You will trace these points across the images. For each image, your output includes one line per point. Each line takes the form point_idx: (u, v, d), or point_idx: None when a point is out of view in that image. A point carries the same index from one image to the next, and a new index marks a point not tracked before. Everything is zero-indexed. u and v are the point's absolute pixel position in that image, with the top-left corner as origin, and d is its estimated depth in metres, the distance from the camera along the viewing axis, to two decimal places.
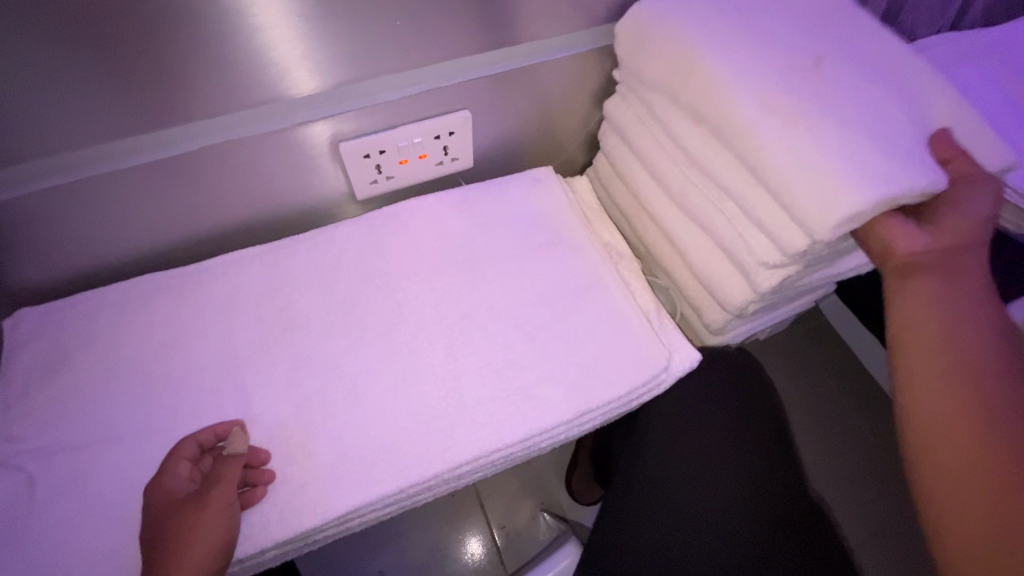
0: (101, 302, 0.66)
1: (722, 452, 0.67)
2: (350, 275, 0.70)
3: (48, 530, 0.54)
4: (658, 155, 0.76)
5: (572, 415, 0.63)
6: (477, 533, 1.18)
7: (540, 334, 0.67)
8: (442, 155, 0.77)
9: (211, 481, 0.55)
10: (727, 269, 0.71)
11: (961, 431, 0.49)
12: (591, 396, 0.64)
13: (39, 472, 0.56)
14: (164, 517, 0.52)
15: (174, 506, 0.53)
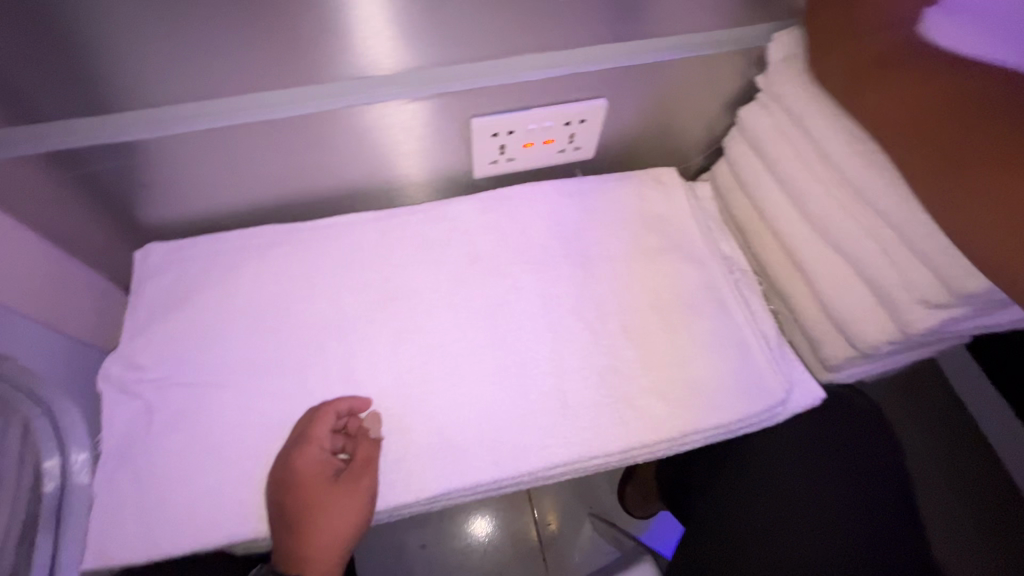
0: (224, 247, 0.68)
1: (837, 519, 0.63)
2: (460, 254, 0.69)
3: (159, 462, 0.56)
4: (804, 173, 0.69)
5: (678, 434, 0.59)
6: (521, 526, 1.17)
7: (652, 344, 0.64)
8: (566, 142, 0.74)
9: (357, 464, 0.56)
10: (865, 302, 0.66)
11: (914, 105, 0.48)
12: (701, 420, 0.60)
13: (155, 404, 0.58)
14: (315, 492, 0.55)
15: (323, 484, 0.55)
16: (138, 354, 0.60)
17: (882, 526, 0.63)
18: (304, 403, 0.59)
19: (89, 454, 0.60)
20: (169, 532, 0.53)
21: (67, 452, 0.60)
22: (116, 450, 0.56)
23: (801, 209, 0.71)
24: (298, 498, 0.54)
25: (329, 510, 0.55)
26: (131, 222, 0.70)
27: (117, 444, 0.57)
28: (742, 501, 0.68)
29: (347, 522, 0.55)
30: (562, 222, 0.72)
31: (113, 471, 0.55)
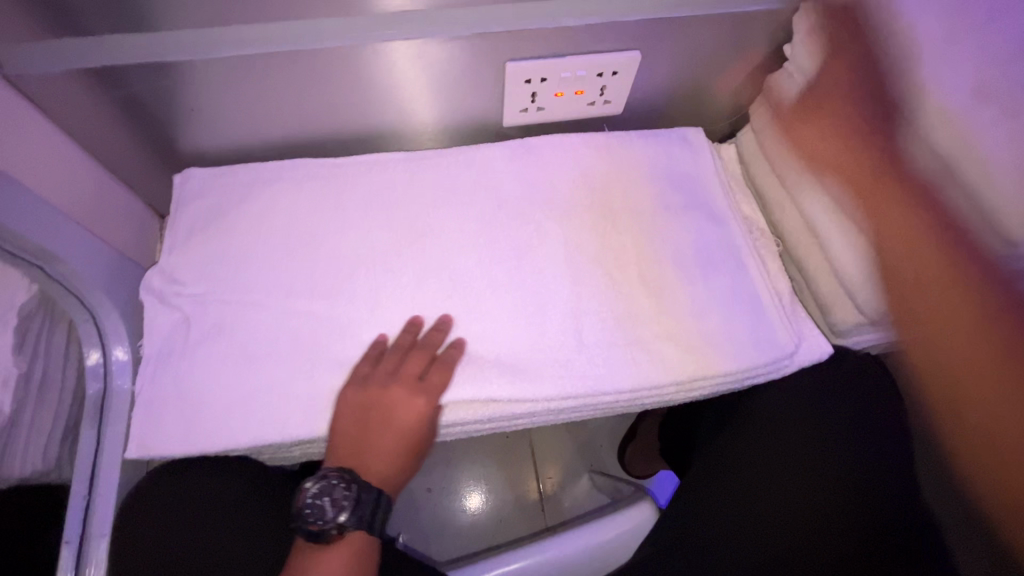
0: (258, 176, 0.70)
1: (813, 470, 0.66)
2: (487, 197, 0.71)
3: (196, 368, 0.59)
4: (825, 140, 0.70)
5: (687, 378, 0.62)
6: (521, 480, 1.16)
7: (667, 293, 0.66)
8: (596, 95, 0.76)
9: (402, 376, 0.59)
10: (872, 268, 0.66)
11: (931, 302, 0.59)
12: (708, 367, 0.62)
13: (193, 316, 0.61)
14: (417, 416, 0.59)
15: (377, 399, 0.58)
16: (178, 270, 0.63)
17: (855, 480, 0.65)
18: (331, 325, 0.62)
19: (130, 351, 0.63)
20: (204, 432, 0.57)
21: (110, 347, 0.63)
22: (158, 354, 0.60)
23: (818, 175, 0.71)
24: (364, 416, 0.58)
25: (401, 418, 0.59)
26: (170, 148, 0.72)
27: (158, 349, 0.60)
28: (735, 451, 0.71)
29: (411, 421, 0.59)
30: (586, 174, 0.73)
31: (154, 374, 0.59)
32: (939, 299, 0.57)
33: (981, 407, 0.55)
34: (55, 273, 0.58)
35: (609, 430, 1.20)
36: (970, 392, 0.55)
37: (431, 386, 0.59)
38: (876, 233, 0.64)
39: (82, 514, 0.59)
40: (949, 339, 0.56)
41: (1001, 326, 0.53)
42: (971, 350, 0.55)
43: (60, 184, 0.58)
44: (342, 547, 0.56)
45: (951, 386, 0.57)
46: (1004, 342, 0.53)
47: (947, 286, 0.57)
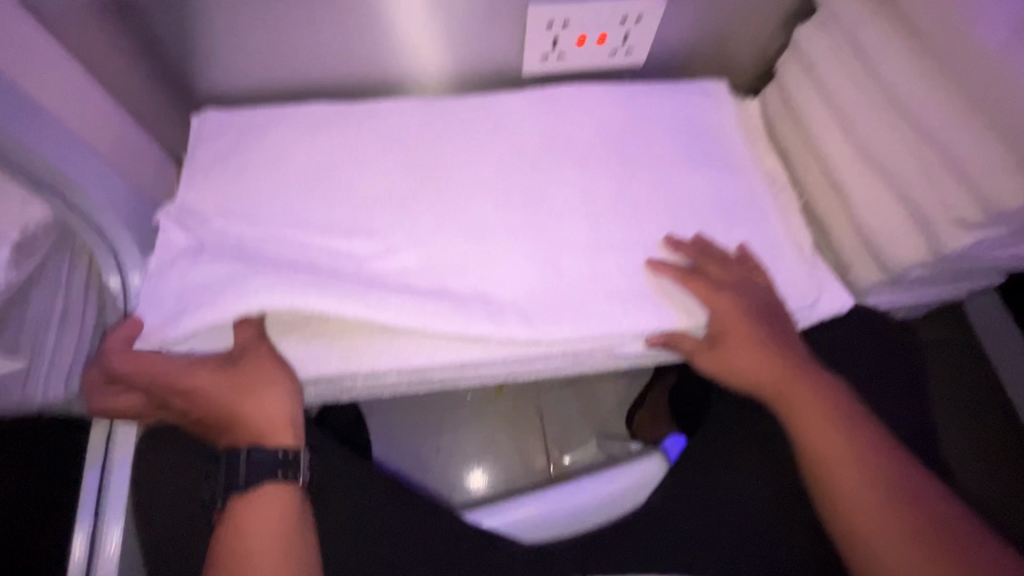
0: (277, 120, 0.70)
1: None
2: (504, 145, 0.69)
3: None
4: (853, 91, 0.68)
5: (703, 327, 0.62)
6: (531, 445, 1.16)
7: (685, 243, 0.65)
8: (619, 44, 0.74)
9: (191, 358, 0.57)
10: (897, 223, 0.65)
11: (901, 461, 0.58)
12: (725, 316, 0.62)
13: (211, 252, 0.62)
14: (733, 320, 0.60)
15: (236, 376, 0.57)
16: (199, 207, 0.64)
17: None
18: (347, 264, 0.62)
19: (142, 276, 0.62)
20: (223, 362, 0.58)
21: (125, 273, 0.63)
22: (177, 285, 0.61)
23: (845, 129, 0.69)
24: (187, 385, 0.56)
25: (219, 402, 0.57)
26: (189, 90, 0.71)
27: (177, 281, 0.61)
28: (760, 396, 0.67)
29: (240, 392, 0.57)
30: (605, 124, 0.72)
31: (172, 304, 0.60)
32: (811, 410, 0.58)
33: (858, 488, 0.54)
34: (71, 200, 0.59)
35: (620, 398, 1.19)
36: (826, 474, 0.56)
37: (258, 362, 0.57)
38: (902, 186, 0.63)
39: (104, 437, 0.60)
40: (821, 443, 0.57)
41: (893, 475, 0.55)
42: (861, 466, 0.55)
43: (79, 116, 0.58)
44: (262, 499, 0.54)
45: (823, 470, 0.56)
46: (903, 481, 0.55)
47: (823, 411, 0.57)
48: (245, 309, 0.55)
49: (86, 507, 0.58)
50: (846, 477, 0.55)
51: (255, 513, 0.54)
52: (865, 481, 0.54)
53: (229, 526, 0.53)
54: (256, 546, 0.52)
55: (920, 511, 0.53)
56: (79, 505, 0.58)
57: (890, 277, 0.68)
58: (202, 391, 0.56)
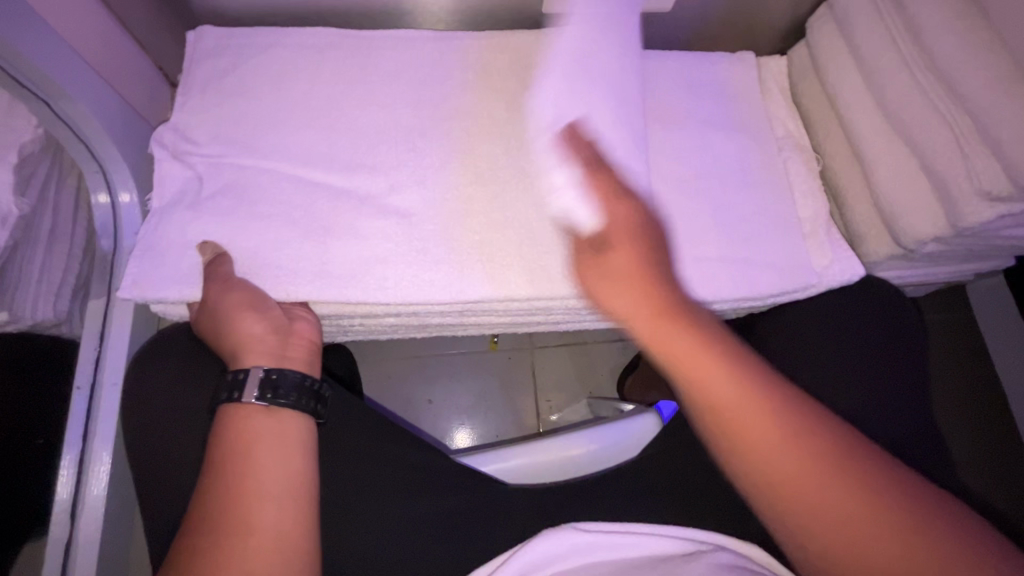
0: (277, 43, 0.65)
1: (850, 389, 0.61)
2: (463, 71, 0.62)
3: (206, 229, 0.57)
4: (890, 55, 0.64)
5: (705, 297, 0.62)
6: (522, 401, 1.17)
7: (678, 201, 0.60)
8: None
9: (221, 279, 0.54)
10: (919, 195, 0.63)
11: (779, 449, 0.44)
12: (738, 279, 0.63)
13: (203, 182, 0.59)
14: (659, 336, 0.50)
15: (283, 332, 0.54)
16: (193, 130, 0.61)
17: (887, 398, 0.60)
18: (349, 200, 0.60)
19: (135, 197, 0.61)
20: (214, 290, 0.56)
21: (115, 191, 0.61)
22: (171, 208, 0.58)
23: (876, 93, 0.66)
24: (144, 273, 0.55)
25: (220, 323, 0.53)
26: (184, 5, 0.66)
27: (171, 203, 0.59)
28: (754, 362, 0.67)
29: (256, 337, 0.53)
30: (624, 69, 0.67)
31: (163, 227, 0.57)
32: (714, 378, 0.47)
33: (787, 462, 0.44)
34: (62, 113, 0.55)
35: (611, 360, 1.20)
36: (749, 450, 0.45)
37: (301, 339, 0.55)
38: (928, 155, 0.61)
39: (92, 363, 0.58)
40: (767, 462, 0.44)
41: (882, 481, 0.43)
42: (825, 486, 0.43)
43: (70, 20, 0.54)
44: (255, 415, 0.49)
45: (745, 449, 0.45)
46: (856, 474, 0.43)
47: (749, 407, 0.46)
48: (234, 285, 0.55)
49: (71, 441, 0.57)
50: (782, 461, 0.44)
51: (261, 427, 0.49)
52: (794, 454, 0.44)
53: (233, 434, 0.48)
54: (262, 457, 0.47)
55: (916, 526, 0.41)
56: (65, 435, 0.57)
57: (902, 249, 0.67)
58: (234, 301, 0.53)
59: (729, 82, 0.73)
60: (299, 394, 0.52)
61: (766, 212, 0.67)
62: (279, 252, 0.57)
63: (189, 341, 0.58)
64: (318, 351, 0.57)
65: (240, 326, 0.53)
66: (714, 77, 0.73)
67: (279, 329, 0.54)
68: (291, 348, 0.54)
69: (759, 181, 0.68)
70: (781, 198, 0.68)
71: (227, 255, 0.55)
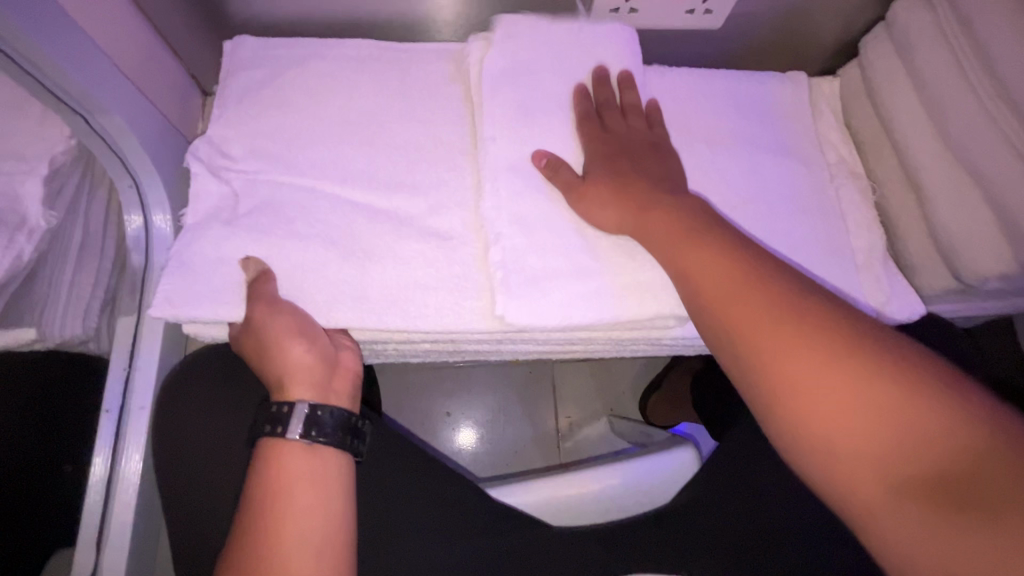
0: (314, 53, 0.63)
1: None
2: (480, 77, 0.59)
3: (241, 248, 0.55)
4: (955, 79, 0.61)
5: None
6: (543, 417, 1.14)
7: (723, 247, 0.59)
8: (698, 2, 0.66)
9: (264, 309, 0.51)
10: (982, 229, 0.60)
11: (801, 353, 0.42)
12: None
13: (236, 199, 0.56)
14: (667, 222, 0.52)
15: (329, 365, 0.52)
16: (229, 143, 0.59)
17: None
18: (388, 221, 0.58)
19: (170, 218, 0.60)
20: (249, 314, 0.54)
21: (149, 209, 0.59)
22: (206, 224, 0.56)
23: (938, 120, 0.63)
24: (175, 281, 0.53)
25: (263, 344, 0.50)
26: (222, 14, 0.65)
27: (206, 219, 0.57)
28: None
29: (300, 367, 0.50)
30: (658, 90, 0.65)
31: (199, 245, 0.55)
32: (701, 260, 0.48)
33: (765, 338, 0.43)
34: (97, 126, 0.53)
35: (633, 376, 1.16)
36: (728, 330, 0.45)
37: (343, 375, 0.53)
38: (997, 189, 0.57)
39: (121, 385, 0.57)
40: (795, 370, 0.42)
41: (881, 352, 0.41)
42: (866, 407, 0.39)
43: (109, 31, 0.52)
44: (296, 451, 0.48)
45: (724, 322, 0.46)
46: (861, 355, 0.41)
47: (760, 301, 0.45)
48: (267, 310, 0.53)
49: (104, 441, 0.56)
50: (782, 353, 0.42)
51: (294, 463, 0.47)
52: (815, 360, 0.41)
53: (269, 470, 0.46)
54: (295, 501, 0.45)
55: (912, 395, 0.39)
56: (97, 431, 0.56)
57: (962, 285, 0.64)
58: (281, 327, 0.50)
59: (779, 103, 0.71)
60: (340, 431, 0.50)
61: (818, 242, 0.64)
62: (316, 274, 0.55)
63: (223, 368, 0.57)
64: (360, 382, 0.55)
65: (286, 354, 0.50)
66: (762, 97, 0.70)
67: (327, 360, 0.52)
68: (336, 380, 0.52)
69: (811, 208, 0.65)
70: (833, 226, 0.65)
71: (271, 273, 0.53)
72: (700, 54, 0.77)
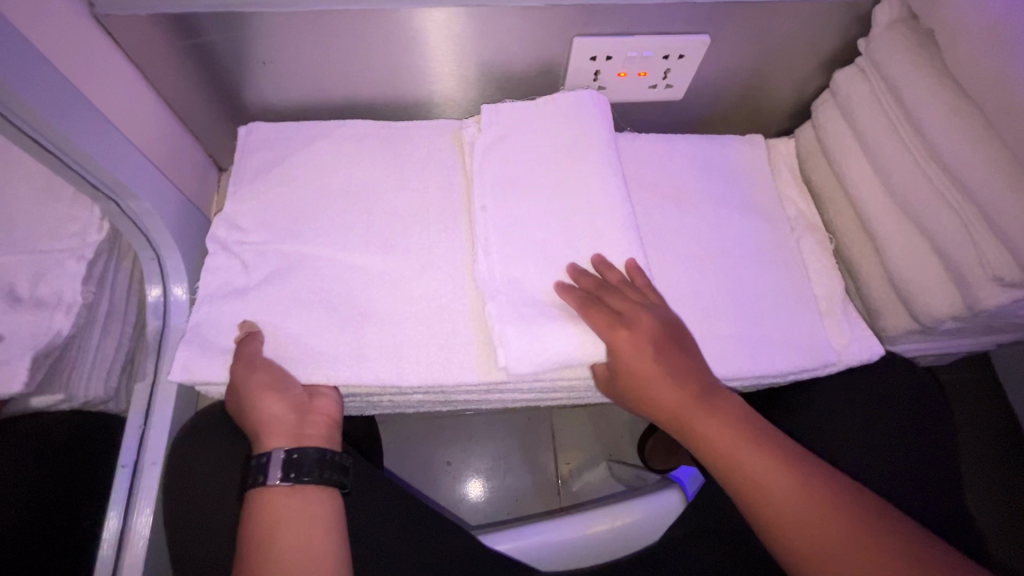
0: (320, 133, 0.71)
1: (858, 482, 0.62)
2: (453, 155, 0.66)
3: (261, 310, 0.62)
4: (895, 143, 0.67)
5: None
6: (541, 463, 1.15)
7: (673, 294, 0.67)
8: (659, 78, 0.74)
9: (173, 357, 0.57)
10: (932, 275, 0.64)
11: (757, 465, 0.52)
12: (752, 347, 0.64)
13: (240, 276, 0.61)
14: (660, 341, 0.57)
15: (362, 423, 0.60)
16: (242, 219, 0.66)
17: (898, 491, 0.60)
18: (381, 282, 0.63)
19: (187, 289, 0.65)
20: None
21: (168, 282, 0.65)
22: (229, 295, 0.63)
23: (883, 176, 0.69)
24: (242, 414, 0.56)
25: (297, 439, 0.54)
26: (236, 103, 0.73)
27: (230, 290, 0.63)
28: None
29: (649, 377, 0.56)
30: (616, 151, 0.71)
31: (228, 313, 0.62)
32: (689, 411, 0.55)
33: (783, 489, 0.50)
34: (126, 208, 0.61)
35: (630, 419, 1.18)
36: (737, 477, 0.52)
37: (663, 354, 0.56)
38: (939, 238, 0.63)
39: (137, 443, 0.61)
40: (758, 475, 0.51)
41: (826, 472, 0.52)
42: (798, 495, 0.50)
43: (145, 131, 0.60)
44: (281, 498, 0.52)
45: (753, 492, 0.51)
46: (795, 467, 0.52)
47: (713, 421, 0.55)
48: None
49: (116, 500, 0.58)
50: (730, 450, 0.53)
51: (281, 502, 0.51)
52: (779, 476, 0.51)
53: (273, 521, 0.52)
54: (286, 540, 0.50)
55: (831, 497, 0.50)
56: (114, 479, 0.59)
57: (921, 327, 0.68)
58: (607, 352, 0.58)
59: (739, 164, 0.78)
60: (320, 469, 0.53)
61: (782, 290, 0.69)
62: (318, 332, 0.60)
63: (217, 427, 0.60)
64: (338, 425, 0.58)
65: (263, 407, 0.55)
66: (725, 159, 0.77)
67: (300, 408, 0.56)
68: (308, 420, 0.55)
69: (773, 258, 0.71)
70: (794, 274, 0.70)
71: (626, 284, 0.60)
72: (667, 121, 0.86)
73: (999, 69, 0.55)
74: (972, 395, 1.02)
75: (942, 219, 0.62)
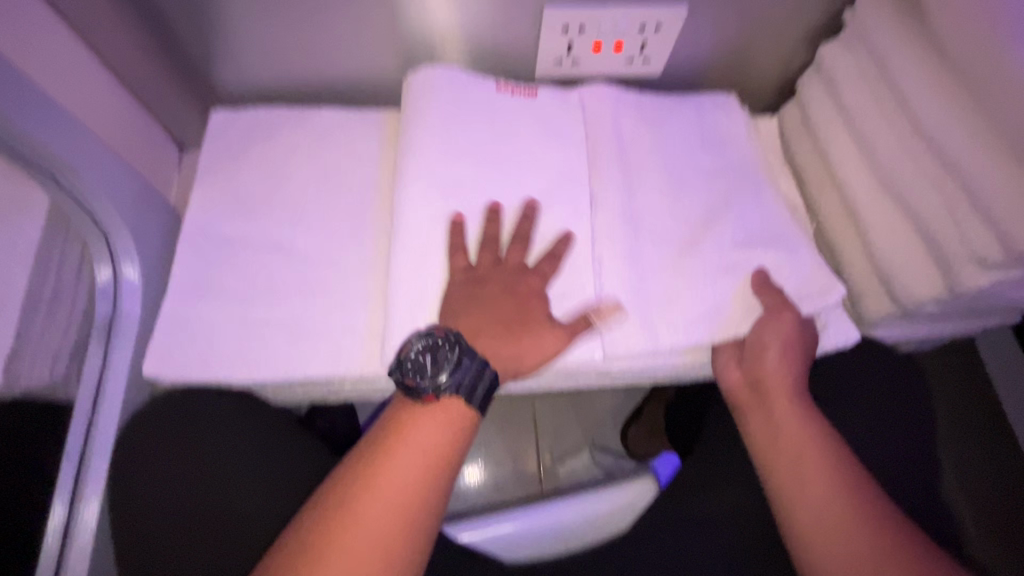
0: (284, 113, 0.69)
1: None
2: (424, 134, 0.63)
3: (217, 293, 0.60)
4: (878, 118, 0.65)
5: (690, 362, 0.64)
6: (522, 450, 1.13)
7: None
8: (636, 51, 0.71)
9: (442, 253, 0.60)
10: (914, 256, 0.62)
11: (814, 500, 0.54)
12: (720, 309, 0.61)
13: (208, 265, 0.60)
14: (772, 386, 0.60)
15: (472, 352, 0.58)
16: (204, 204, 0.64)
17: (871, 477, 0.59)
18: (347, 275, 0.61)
19: (137, 269, 0.62)
20: (220, 361, 0.57)
21: (119, 264, 0.62)
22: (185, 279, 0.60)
23: (866, 152, 0.67)
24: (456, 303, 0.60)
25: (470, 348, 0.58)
26: (192, 78, 0.70)
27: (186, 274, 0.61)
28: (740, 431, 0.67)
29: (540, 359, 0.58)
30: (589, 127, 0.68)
31: (182, 297, 0.60)
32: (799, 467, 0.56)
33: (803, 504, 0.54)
34: (67, 185, 0.57)
35: (614, 407, 1.15)
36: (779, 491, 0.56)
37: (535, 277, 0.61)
38: (921, 217, 0.60)
39: (83, 434, 0.59)
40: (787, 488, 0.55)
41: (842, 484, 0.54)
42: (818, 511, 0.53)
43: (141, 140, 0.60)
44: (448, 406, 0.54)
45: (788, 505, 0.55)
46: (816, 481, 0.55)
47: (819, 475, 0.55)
48: (241, 363, 0.58)
49: (61, 492, 0.58)
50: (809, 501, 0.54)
51: (423, 431, 0.53)
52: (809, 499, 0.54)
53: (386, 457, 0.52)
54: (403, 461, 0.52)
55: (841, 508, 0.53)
56: (59, 471, 0.58)
57: (903, 311, 0.66)
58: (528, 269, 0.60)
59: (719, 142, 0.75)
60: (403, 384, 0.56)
61: None
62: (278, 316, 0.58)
63: (168, 418, 0.59)
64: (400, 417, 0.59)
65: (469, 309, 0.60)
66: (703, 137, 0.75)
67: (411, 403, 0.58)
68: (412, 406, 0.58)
69: None
70: None
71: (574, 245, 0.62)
72: None
73: (985, 39, 0.53)
74: (958, 382, 1.01)
75: (926, 197, 0.60)
